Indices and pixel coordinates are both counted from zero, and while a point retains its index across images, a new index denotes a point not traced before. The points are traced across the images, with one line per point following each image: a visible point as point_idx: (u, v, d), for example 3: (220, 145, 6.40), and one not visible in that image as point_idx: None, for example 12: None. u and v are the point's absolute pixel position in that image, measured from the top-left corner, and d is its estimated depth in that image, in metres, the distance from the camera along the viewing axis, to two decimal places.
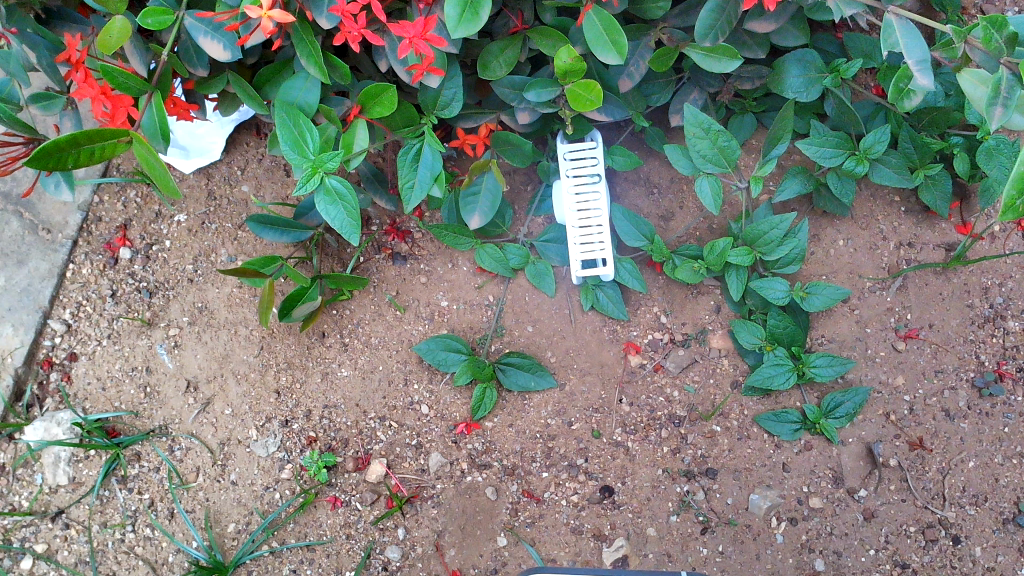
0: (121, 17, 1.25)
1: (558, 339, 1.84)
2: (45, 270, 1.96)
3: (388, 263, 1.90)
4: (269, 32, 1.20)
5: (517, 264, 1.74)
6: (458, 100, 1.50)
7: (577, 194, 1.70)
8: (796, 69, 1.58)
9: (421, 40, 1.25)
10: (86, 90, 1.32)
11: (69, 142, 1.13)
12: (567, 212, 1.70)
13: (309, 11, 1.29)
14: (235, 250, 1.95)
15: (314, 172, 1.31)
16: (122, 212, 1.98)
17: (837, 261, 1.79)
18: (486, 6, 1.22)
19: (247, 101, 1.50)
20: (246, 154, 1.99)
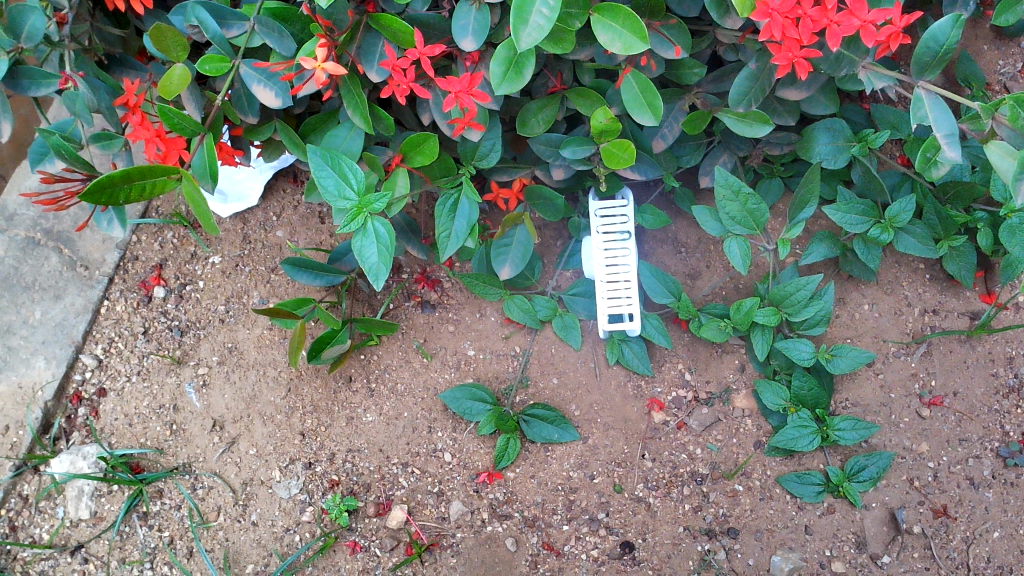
0: (181, 65, 1.32)
1: (582, 392, 1.85)
2: (81, 305, 2.03)
3: (417, 310, 1.94)
4: (322, 84, 1.25)
5: (545, 316, 1.77)
6: (495, 152, 1.54)
7: (607, 248, 1.72)
8: (824, 137, 1.62)
9: (466, 96, 1.30)
10: (142, 132, 1.38)
11: (122, 177, 1.19)
12: (596, 265, 1.72)
13: (360, 64, 1.34)
14: (268, 292, 2.00)
15: (358, 213, 1.37)
16: (159, 252, 2.06)
17: (862, 325, 1.81)
18: (530, 66, 1.25)
19: (293, 149, 1.56)
20: (282, 201, 2.07)
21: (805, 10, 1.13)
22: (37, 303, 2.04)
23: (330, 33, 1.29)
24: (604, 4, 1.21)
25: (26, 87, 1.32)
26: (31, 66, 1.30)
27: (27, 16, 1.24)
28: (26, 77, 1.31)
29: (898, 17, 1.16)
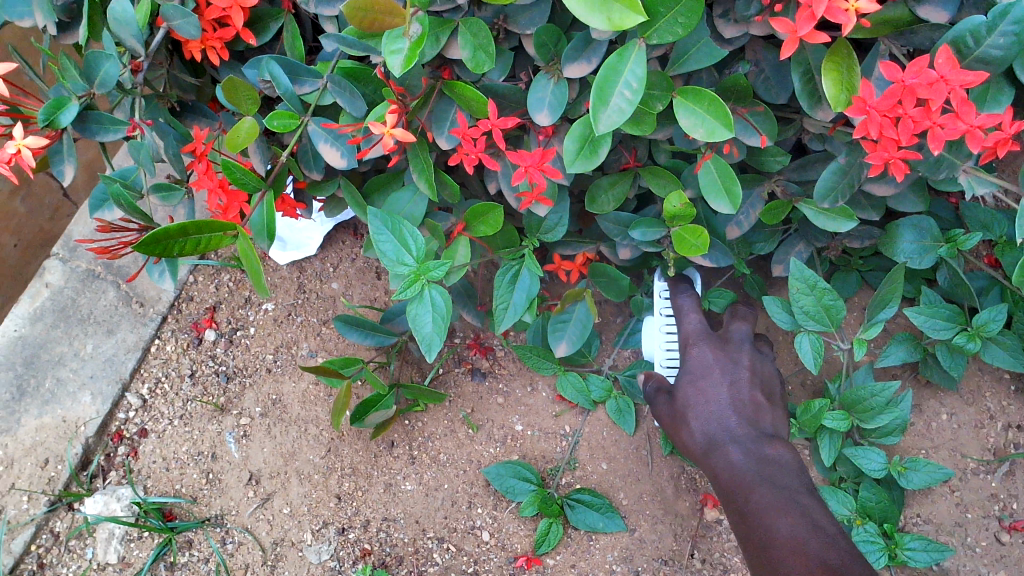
0: (250, 119, 1.30)
1: (632, 480, 1.76)
2: (132, 342, 2.02)
3: (467, 378, 1.87)
4: (389, 150, 1.20)
5: (599, 397, 1.68)
6: (561, 226, 1.48)
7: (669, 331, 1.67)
8: (910, 234, 1.52)
9: (537, 170, 1.25)
10: (205, 181, 1.37)
11: (179, 231, 1.16)
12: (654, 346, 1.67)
13: (430, 130, 1.30)
14: (317, 345, 1.98)
15: (415, 279, 1.31)
16: (214, 294, 2.05)
17: (939, 436, 1.69)
18: (606, 145, 1.19)
19: (354, 208, 1.52)
20: (340, 253, 2.05)
21: (907, 109, 1.05)
22: (89, 337, 2.04)
23: (402, 98, 1.24)
24: (689, 86, 1.16)
25: (94, 132, 1.30)
26: (102, 112, 1.28)
27: (102, 63, 1.22)
28: (94, 122, 1.29)
29: (1007, 123, 1.08)
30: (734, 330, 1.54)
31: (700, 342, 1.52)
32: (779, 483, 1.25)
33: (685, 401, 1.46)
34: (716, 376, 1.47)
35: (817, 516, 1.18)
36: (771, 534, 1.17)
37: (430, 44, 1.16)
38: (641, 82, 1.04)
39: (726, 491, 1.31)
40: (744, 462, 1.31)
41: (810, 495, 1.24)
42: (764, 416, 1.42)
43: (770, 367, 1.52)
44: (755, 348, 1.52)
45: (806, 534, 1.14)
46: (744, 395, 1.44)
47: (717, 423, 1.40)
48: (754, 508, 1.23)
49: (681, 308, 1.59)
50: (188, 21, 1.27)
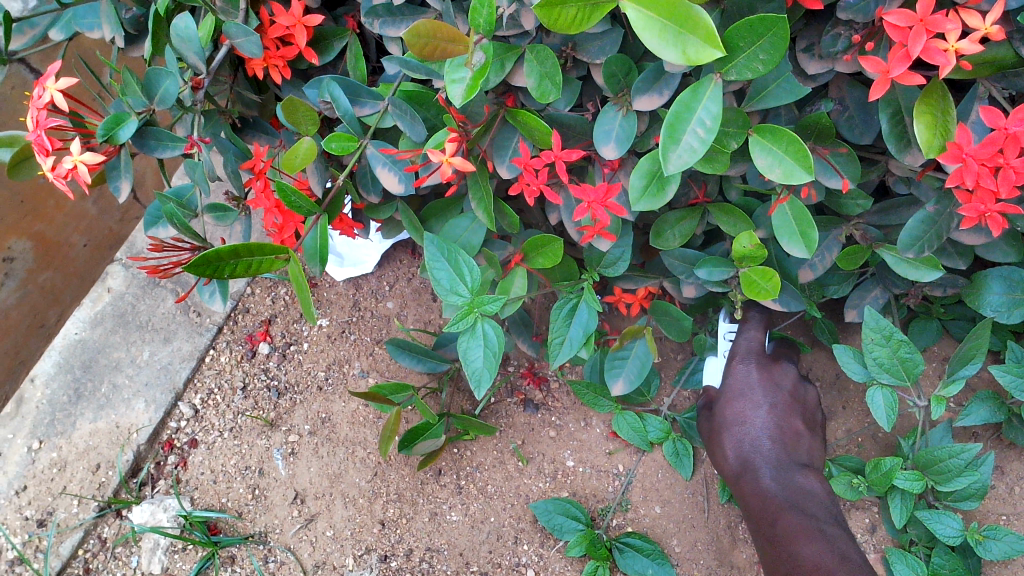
0: (308, 139, 1.26)
1: (686, 527, 1.68)
2: (187, 351, 2.03)
3: (519, 408, 1.82)
4: (446, 179, 1.16)
5: (656, 438, 1.60)
6: (623, 260, 1.41)
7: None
8: (998, 286, 1.42)
9: (600, 206, 1.19)
10: (262, 201, 1.36)
11: (229, 253, 1.13)
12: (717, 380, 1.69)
13: (491, 159, 1.26)
14: (369, 365, 1.95)
15: (468, 312, 1.25)
16: (270, 307, 2.05)
17: (1021, 502, 1.57)
18: (674, 183, 1.12)
19: (410, 231, 1.46)
20: (397, 271, 2.02)
21: (1009, 159, 0.97)
22: (146, 344, 2.05)
23: (463, 126, 1.20)
24: (766, 125, 1.09)
25: (153, 149, 1.29)
26: (161, 129, 1.27)
27: (163, 80, 1.21)
28: (154, 138, 1.28)
29: None
30: (779, 357, 1.64)
31: (746, 360, 1.61)
32: (806, 510, 1.40)
33: (725, 425, 1.59)
34: (756, 399, 1.59)
35: (840, 544, 1.33)
36: (795, 554, 1.32)
37: (495, 70, 1.10)
38: (715, 119, 0.97)
39: (756, 512, 1.46)
40: (775, 488, 1.46)
41: (834, 523, 1.39)
42: (798, 445, 1.55)
43: (810, 393, 1.63)
44: (796, 373, 1.63)
45: (828, 560, 1.28)
46: (781, 421, 1.56)
47: (755, 451, 1.54)
48: (782, 531, 1.38)
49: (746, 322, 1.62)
50: (250, 40, 1.23)
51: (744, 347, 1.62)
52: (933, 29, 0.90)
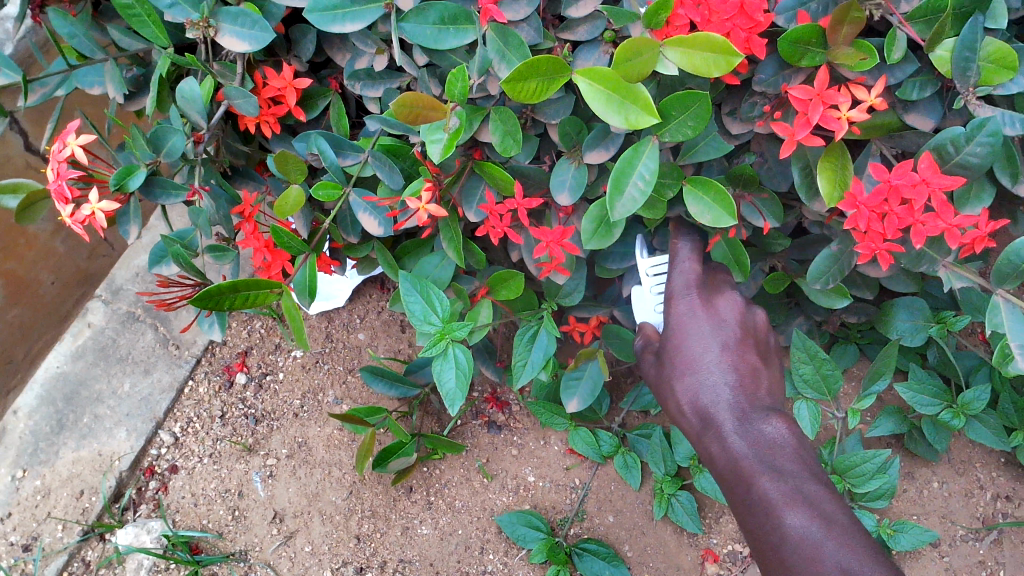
0: (296, 188, 1.43)
1: (637, 533, 1.85)
2: (167, 383, 2.17)
3: (483, 429, 1.98)
4: (423, 223, 1.33)
5: (608, 451, 1.80)
6: (578, 291, 1.60)
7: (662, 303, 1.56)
8: (904, 314, 1.63)
9: (557, 245, 1.37)
10: (253, 242, 1.51)
11: (229, 287, 1.29)
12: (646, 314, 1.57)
13: (460, 205, 1.43)
14: (343, 392, 2.10)
15: (440, 338, 1.42)
16: (246, 339, 2.19)
17: (930, 503, 1.77)
18: (621, 225, 1.31)
19: (386, 269, 1.62)
20: (367, 305, 2.17)
21: (892, 207, 1.16)
22: (127, 376, 2.19)
23: (437, 177, 1.38)
24: (697, 176, 1.28)
25: (156, 196, 1.42)
26: (165, 179, 1.41)
27: (170, 136, 1.36)
28: (158, 187, 1.42)
29: (984, 223, 1.20)
30: (721, 283, 1.42)
31: (685, 289, 1.40)
32: (784, 471, 1.14)
33: (671, 370, 1.36)
34: (704, 335, 1.35)
35: (828, 506, 1.08)
36: (778, 529, 1.07)
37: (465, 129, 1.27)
38: (654, 173, 1.16)
39: (727, 477, 1.20)
40: (742, 445, 1.20)
41: (819, 480, 1.13)
42: (760, 387, 1.31)
43: (761, 321, 1.41)
44: (742, 300, 1.40)
45: (816, 529, 1.05)
46: (734, 359, 1.32)
47: (714, 401, 1.28)
48: (756, 500, 1.12)
49: (676, 254, 1.44)
50: (247, 102, 1.39)
51: (680, 279, 1.41)
52: (828, 102, 1.11)
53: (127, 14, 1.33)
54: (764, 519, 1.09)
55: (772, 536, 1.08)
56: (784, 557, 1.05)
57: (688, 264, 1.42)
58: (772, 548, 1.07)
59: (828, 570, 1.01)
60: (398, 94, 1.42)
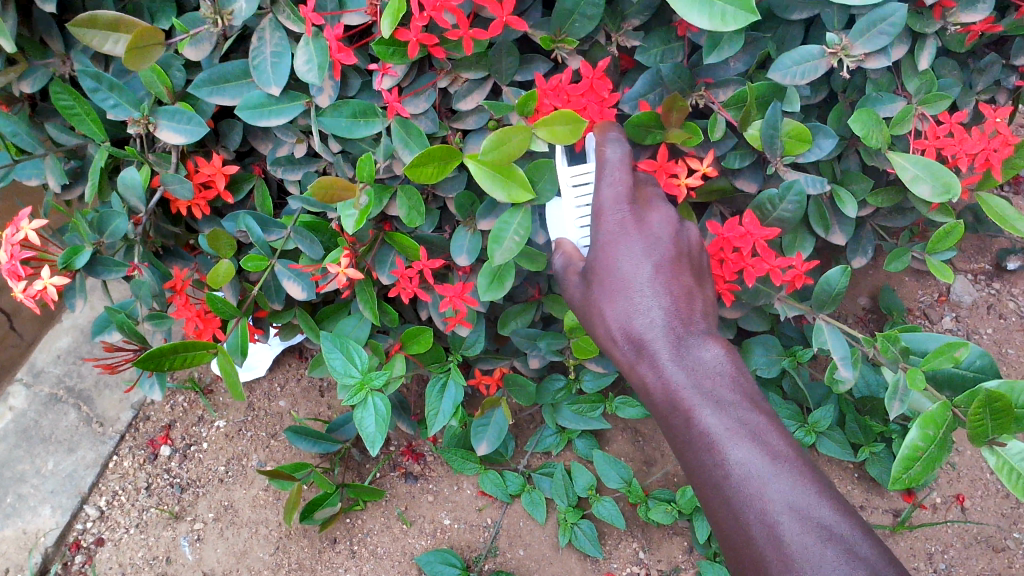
0: (226, 262, 1.61)
1: (545, 564, 2.04)
2: (91, 459, 2.27)
3: (401, 480, 2.15)
4: (343, 285, 1.53)
5: (515, 490, 2.01)
6: (480, 343, 1.82)
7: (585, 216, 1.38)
8: (759, 350, 1.90)
9: (458, 299, 1.59)
10: (184, 311, 1.67)
11: (170, 349, 1.44)
12: (569, 235, 1.39)
13: (374, 269, 1.64)
14: (266, 456, 2.23)
15: (360, 388, 1.62)
16: (169, 413, 2.33)
17: None
18: (512, 277, 1.54)
19: (308, 332, 1.82)
20: (287, 374, 2.33)
21: (727, 254, 1.44)
22: (51, 455, 2.29)
23: (353, 246, 1.59)
24: None
25: (99, 273, 1.58)
26: (108, 257, 1.57)
27: (113, 219, 1.54)
28: (101, 265, 1.57)
29: (801, 262, 1.47)
30: (647, 195, 1.24)
31: (614, 204, 1.20)
32: (723, 399, 1.03)
33: (597, 292, 1.18)
34: (632, 248, 1.16)
35: (770, 436, 0.99)
36: (723, 467, 0.98)
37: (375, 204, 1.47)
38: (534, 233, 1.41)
39: (663, 410, 1.07)
40: (679, 372, 1.06)
41: (758, 408, 1.04)
42: (696, 304, 1.15)
43: (693, 237, 1.23)
44: (674, 213, 1.22)
45: (760, 463, 0.96)
46: (669, 276, 1.14)
47: (648, 322, 1.11)
48: (699, 435, 1.01)
49: (604, 161, 1.23)
50: (183, 187, 1.59)
51: (608, 192, 1.21)
52: (669, 172, 1.38)
53: (69, 114, 1.53)
54: (709, 457, 0.99)
55: (719, 477, 0.98)
56: (732, 498, 0.96)
57: (617, 174, 1.21)
58: (717, 488, 0.98)
59: (776, 509, 0.93)
60: (315, 177, 1.63)
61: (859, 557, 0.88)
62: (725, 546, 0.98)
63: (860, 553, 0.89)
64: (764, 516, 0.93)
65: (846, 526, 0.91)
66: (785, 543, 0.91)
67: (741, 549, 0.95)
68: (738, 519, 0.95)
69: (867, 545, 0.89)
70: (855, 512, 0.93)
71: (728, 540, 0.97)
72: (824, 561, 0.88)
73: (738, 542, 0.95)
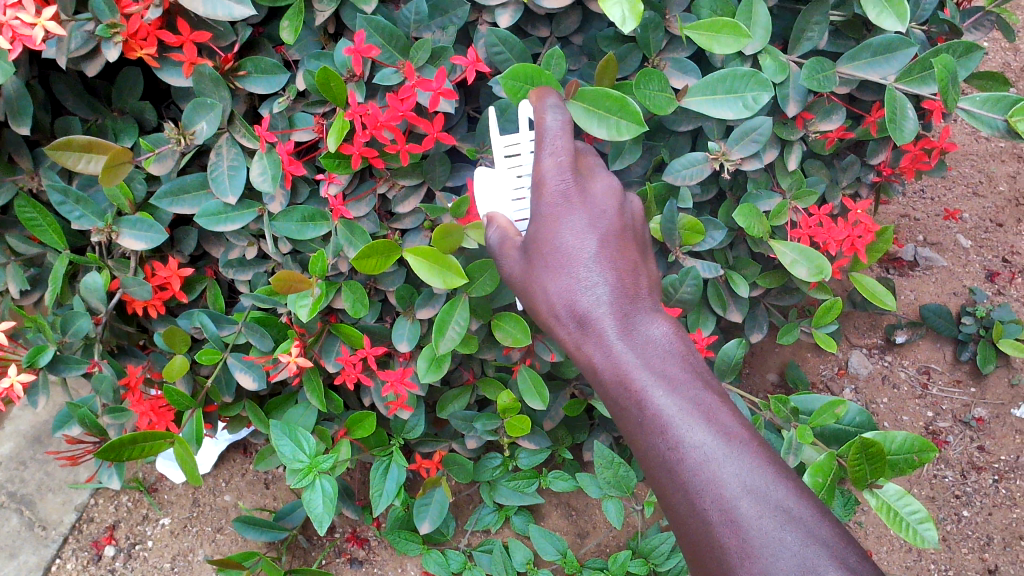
0: (180, 355, 1.71)
1: None
2: (33, 563, 2.28)
3: (346, 565, 2.24)
4: (293, 372, 1.66)
5: (457, 567, 2.09)
6: (420, 426, 1.97)
7: (519, 189, 1.33)
8: None
9: (400, 383, 1.74)
10: (138, 405, 1.75)
11: (127, 439, 1.51)
12: (504, 210, 1.33)
13: (321, 358, 1.78)
14: (212, 549, 2.29)
15: (308, 471, 1.72)
16: (113, 513, 2.37)
17: None
18: (448, 361, 1.69)
19: (257, 423, 1.93)
20: (232, 468, 2.41)
21: None
22: None
23: (302, 336, 1.74)
24: (500, 318, 1.69)
25: (60, 370, 1.68)
26: (70, 355, 1.68)
27: (75, 319, 1.66)
28: (63, 362, 1.68)
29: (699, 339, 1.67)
30: (590, 170, 1.18)
31: (556, 176, 1.13)
32: (672, 377, 0.97)
33: (539, 267, 1.11)
34: (575, 221, 1.10)
35: (722, 416, 0.93)
36: (677, 448, 0.90)
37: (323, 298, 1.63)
38: (466, 320, 1.60)
39: (610, 391, 1.00)
40: (628, 351, 1.00)
41: (708, 387, 0.98)
42: (642, 280, 1.09)
43: (637, 211, 1.18)
44: (617, 184, 1.17)
45: (715, 444, 0.89)
46: (614, 250, 1.08)
47: (594, 298, 1.04)
48: (649, 416, 0.94)
49: (544, 133, 1.17)
50: (142, 288, 1.72)
51: (548, 158, 1.15)
52: None
53: (31, 224, 1.66)
54: (659, 438, 0.92)
55: (672, 459, 0.90)
56: (684, 480, 0.89)
57: (558, 143, 1.15)
58: (669, 471, 0.90)
59: (733, 493, 0.85)
60: (265, 276, 1.78)
61: (819, 539, 0.82)
62: (682, 534, 0.89)
63: (820, 535, 0.82)
64: (720, 501, 0.85)
65: (805, 507, 0.84)
66: (744, 528, 0.83)
67: (696, 537, 0.86)
68: (691, 503, 0.87)
69: (826, 527, 0.83)
70: (812, 493, 0.86)
71: (684, 528, 0.88)
72: (782, 544, 0.81)
73: (693, 529, 0.87)
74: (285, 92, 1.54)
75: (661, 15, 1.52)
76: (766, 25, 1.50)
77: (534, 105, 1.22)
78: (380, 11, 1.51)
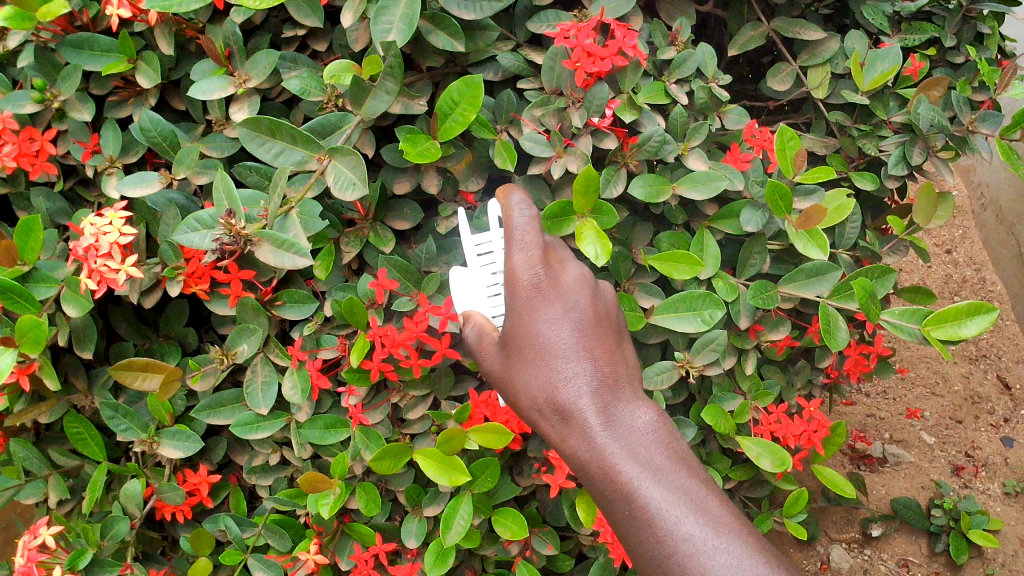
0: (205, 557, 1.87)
1: None
2: None
3: None
4: (310, 569, 1.82)
5: None
6: None
7: (493, 286, 1.58)
8: None
9: None
10: None
11: None
12: (480, 303, 1.58)
13: (335, 556, 1.93)
14: None
15: None
16: None
17: None
18: (451, 556, 1.83)
19: None
20: None
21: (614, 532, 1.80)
22: None
23: (318, 534, 1.90)
24: (501, 514, 1.87)
25: (94, 572, 1.83)
26: (103, 558, 1.83)
27: (113, 523, 1.82)
28: (97, 564, 1.84)
29: None
30: (561, 263, 1.37)
31: (529, 269, 1.31)
32: (657, 467, 1.16)
33: (520, 363, 1.30)
34: (551, 316, 1.30)
35: (708, 505, 1.12)
36: (668, 539, 1.08)
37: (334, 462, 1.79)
38: (469, 514, 1.77)
39: (595, 478, 1.19)
40: (613, 444, 1.19)
41: (689, 474, 1.17)
42: (619, 370, 1.28)
43: (606, 299, 1.38)
44: (587, 272, 1.37)
45: (704, 535, 1.07)
46: (590, 344, 1.28)
47: (575, 394, 1.24)
48: (639, 507, 1.12)
49: (511, 216, 1.34)
50: (174, 493, 1.90)
51: (521, 261, 1.32)
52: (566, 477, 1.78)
53: (79, 438, 1.88)
54: (648, 530, 1.10)
55: (662, 548, 1.09)
56: (676, 571, 1.06)
57: (528, 239, 1.32)
58: (661, 561, 1.08)
59: None
60: (285, 479, 1.96)
61: None
62: None
63: None
64: None
65: None
66: None
67: None
68: None
69: None
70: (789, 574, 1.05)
71: None
72: None
73: None
74: (314, 317, 1.80)
75: (628, 249, 1.85)
76: (716, 255, 1.81)
77: (500, 200, 1.36)
78: (398, 251, 1.83)
